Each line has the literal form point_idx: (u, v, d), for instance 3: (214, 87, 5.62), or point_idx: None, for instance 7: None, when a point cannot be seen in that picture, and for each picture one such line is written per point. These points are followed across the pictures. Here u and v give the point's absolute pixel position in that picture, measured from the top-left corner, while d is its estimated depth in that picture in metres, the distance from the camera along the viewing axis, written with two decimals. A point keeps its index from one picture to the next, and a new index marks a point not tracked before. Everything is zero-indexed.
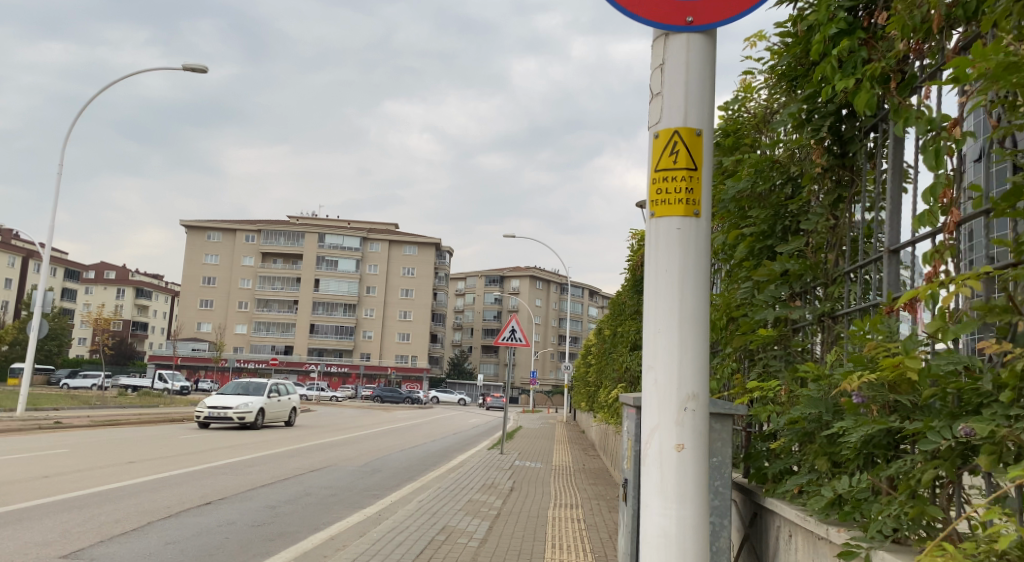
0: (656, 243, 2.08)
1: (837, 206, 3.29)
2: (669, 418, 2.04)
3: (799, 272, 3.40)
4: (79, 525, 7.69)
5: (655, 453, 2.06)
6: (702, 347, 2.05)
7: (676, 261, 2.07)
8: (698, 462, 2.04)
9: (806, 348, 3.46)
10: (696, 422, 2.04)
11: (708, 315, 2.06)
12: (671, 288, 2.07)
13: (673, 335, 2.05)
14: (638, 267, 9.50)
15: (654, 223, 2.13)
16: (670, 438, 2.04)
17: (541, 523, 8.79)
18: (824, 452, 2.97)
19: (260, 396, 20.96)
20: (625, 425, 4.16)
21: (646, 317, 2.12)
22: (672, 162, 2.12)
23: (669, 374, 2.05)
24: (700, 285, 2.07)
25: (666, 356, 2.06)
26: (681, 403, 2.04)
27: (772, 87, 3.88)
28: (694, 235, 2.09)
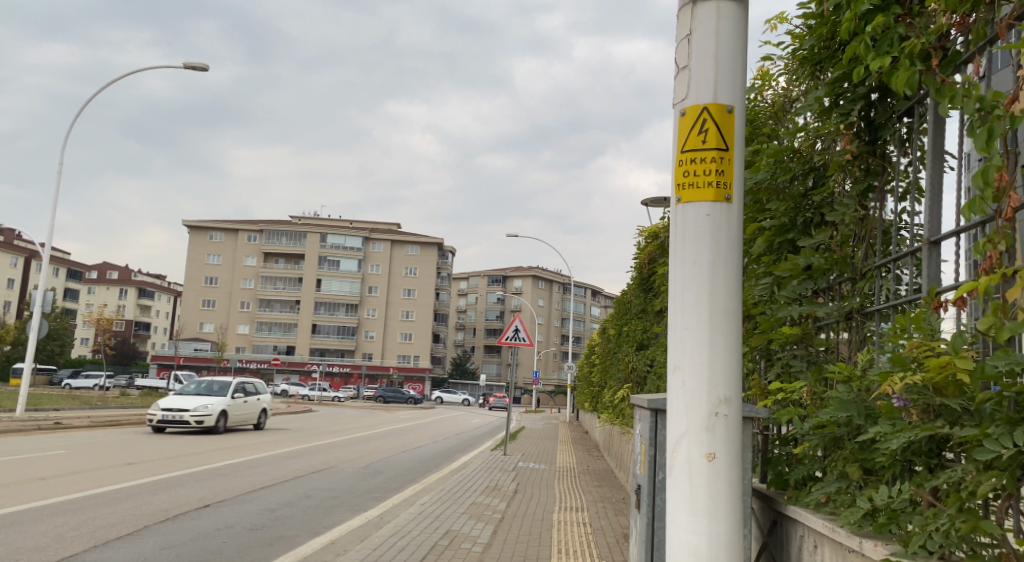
0: (684, 231, 1.98)
1: (866, 196, 3.10)
2: (700, 425, 1.93)
3: (824, 267, 3.20)
4: (74, 529, 7.52)
5: (684, 463, 1.95)
6: (734, 347, 1.95)
7: (707, 253, 1.95)
8: (730, 472, 1.93)
9: (832, 348, 3.27)
10: (729, 428, 1.93)
11: (739, 311, 1.96)
12: (699, 283, 1.95)
13: (702, 331, 1.94)
14: (645, 266, 9.32)
15: (681, 210, 2.03)
16: (700, 447, 1.93)
17: (546, 527, 8.59)
18: (855, 458, 2.77)
19: (224, 397, 19.04)
20: (637, 428, 3.96)
21: (672, 315, 2.01)
22: (702, 142, 2.02)
23: (699, 376, 1.94)
24: (732, 278, 1.95)
25: (695, 358, 1.95)
26: (712, 409, 1.93)
27: (792, 72, 3.65)
28: (724, 222, 1.98)
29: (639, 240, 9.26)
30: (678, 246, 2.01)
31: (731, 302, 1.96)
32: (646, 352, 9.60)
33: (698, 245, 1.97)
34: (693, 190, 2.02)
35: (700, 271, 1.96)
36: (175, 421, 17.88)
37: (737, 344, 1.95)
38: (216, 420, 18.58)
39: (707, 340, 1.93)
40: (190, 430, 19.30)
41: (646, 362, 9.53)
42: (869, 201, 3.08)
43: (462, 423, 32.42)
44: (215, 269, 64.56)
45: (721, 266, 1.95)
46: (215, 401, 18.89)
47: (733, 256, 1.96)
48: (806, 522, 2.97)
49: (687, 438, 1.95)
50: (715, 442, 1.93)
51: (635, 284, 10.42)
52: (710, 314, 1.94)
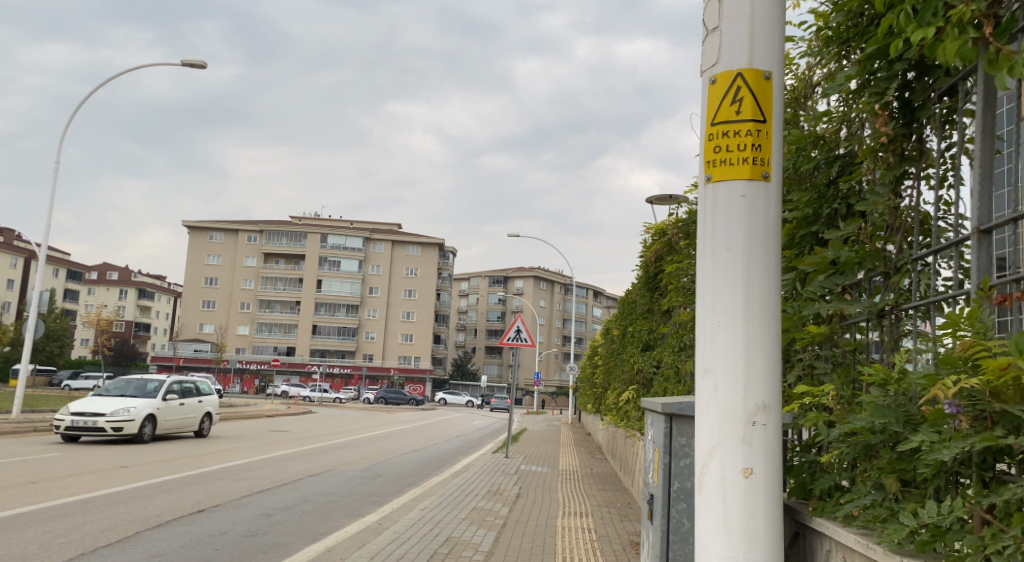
0: (718, 212, 2.00)
1: (900, 183, 2.84)
2: (735, 437, 1.92)
3: (855, 260, 2.97)
4: (62, 536, 7.30)
5: (717, 477, 1.94)
6: (773, 352, 1.94)
7: (741, 242, 1.96)
8: (766, 485, 1.93)
9: (864, 348, 3.03)
10: (766, 438, 1.93)
11: (777, 306, 1.96)
12: (735, 279, 1.96)
13: (738, 332, 1.93)
14: (651, 263, 9.11)
15: (713, 191, 2.03)
16: (736, 462, 1.92)
17: (550, 534, 8.36)
18: (892, 468, 2.53)
19: (151, 400, 15.91)
20: (648, 431, 3.77)
21: (704, 314, 2.01)
22: (736, 112, 2.03)
23: (732, 381, 1.93)
24: (770, 275, 1.96)
25: (729, 364, 1.94)
26: (748, 419, 1.92)
27: (817, 53, 3.42)
28: (762, 200, 2.00)
29: (644, 238, 9.05)
30: (711, 239, 2.01)
31: (769, 300, 1.96)
32: (652, 354, 9.40)
33: (731, 234, 1.98)
34: (723, 168, 2.03)
35: (736, 265, 1.96)
36: (88, 429, 14.89)
37: (775, 347, 1.95)
38: (139, 427, 15.52)
39: (743, 343, 1.93)
40: (110, 439, 16.20)
41: (652, 363, 9.34)
42: (903, 188, 2.83)
43: (463, 424, 32.17)
44: (215, 269, 64.30)
45: (757, 261, 1.95)
46: (140, 403, 15.79)
47: (770, 249, 1.97)
48: (836, 537, 2.68)
49: (720, 449, 1.93)
50: (750, 454, 1.92)
51: (640, 284, 10.22)
52: (745, 310, 1.94)
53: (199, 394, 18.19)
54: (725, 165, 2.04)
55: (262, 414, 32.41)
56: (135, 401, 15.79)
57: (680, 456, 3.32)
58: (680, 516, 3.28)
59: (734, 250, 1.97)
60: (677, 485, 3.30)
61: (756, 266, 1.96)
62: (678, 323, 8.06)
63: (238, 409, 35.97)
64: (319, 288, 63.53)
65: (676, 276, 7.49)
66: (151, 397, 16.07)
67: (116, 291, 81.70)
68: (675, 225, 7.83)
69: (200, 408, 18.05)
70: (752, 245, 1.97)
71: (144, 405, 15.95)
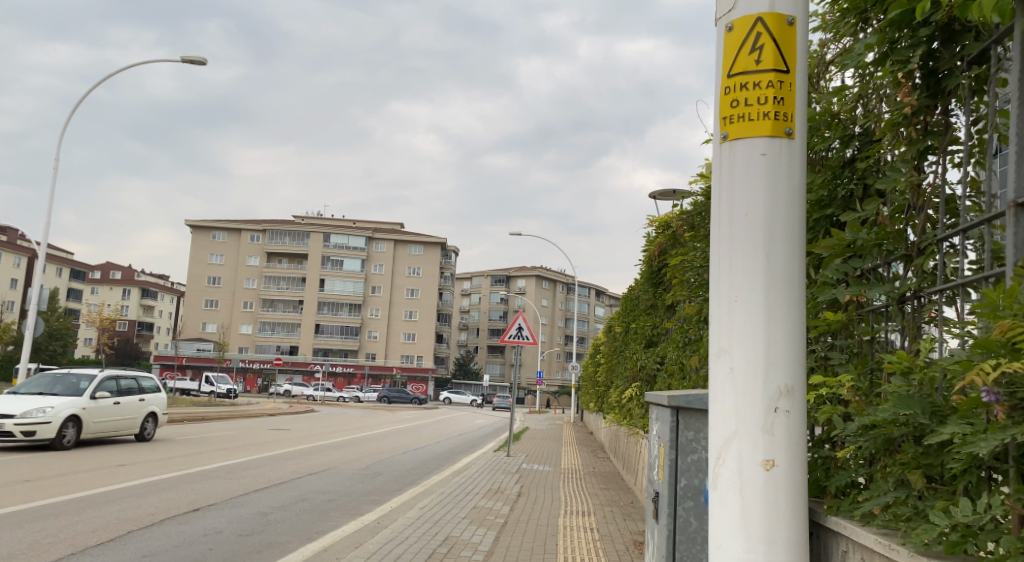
0: (734, 172, 1.91)
1: (923, 158, 2.66)
2: (755, 424, 1.81)
3: (873, 242, 2.78)
4: (52, 536, 7.12)
5: (736, 471, 1.82)
6: (796, 332, 1.85)
7: (761, 208, 1.88)
8: (790, 479, 1.81)
9: (883, 337, 2.85)
10: (790, 426, 1.82)
11: (798, 277, 1.87)
12: (755, 246, 1.87)
13: (759, 306, 1.84)
14: (654, 257, 8.92)
15: (730, 148, 1.95)
16: (755, 453, 1.81)
17: (552, 533, 8.17)
18: (917, 464, 2.35)
19: (73, 399, 13.35)
20: (653, 426, 3.61)
21: (718, 288, 1.91)
22: (755, 62, 1.94)
23: (751, 363, 1.83)
24: (794, 248, 1.87)
25: (748, 344, 1.84)
26: (769, 405, 1.82)
27: (831, 26, 3.24)
28: (785, 158, 1.91)
29: (648, 232, 8.86)
30: (727, 206, 1.93)
31: (792, 273, 1.87)
32: (655, 350, 9.22)
33: (750, 199, 1.89)
34: (742, 124, 1.95)
35: (755, 234, 1.87)
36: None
37: (798, 327, 1.86)
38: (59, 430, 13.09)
39: (765, 321, 1.83)
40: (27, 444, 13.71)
41: (656, 360, 9.15)
42: (926, 163, 2.65)
43: (465, 423, 31.98)
44: (217, 268, 64.15)
45: (779, 231, 1.87)
46: (60, 403, 13.28)
47: (794, 217, 1.88)
48: (853, 537, 2.49)
49: (738, 438, 1.82)
50: (772, 444, 1.81)
51: (644, 280, 10.03)
52: (766, 284, 1.85)
53: (140, 391, 15.57)
54: (743, 120, 1.96)
55: (264, 414, 32.25)
56: (54, 400, 13.28)
57: (687, 451, 3.13)
58: (688, 514, 3.10)
59: (753, 216, 1.88)
60: (684, 482, 3.12)
61: (777, 236, 1.87)
62: (682, 319, 7.86)
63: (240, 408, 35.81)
64: (321, 287, 63.38)
65: (680, 270, 7.32)
66: (75, 397, 13.52)
67: (118, 291, 81.70)
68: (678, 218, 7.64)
69: (141, 408, 15.38)
70: (773, 213, 1.88)
71: (65, 404, 13.42)
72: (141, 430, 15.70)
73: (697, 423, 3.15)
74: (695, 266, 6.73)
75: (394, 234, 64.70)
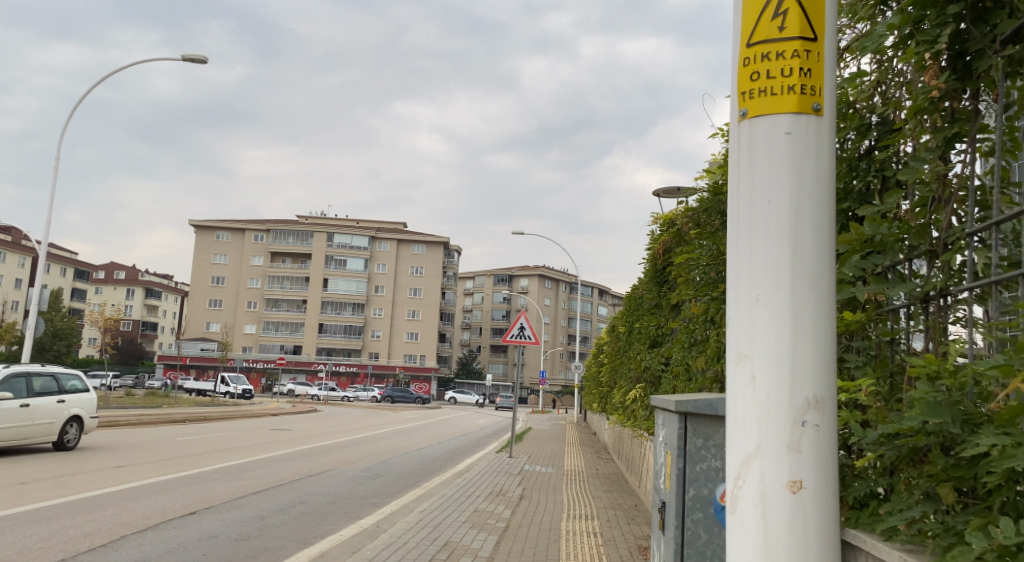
0: (755, 155, 1.82)
1: (950, 147, 2.47)
2: (780, 441, 1.71)
3: (896, 236, 2.59)
4: (42, 541, 6.96)
5: (758, 491, 1.73)
6: (825, 337, 1.75)
7: (785, 196, 1.78)
8: (818, 500, 1.71)
9: (904, 339, 2.67)
10: (818, 441, 1.72)
11: (826, 274, 1.76)
12: (778, 238, 1.77)
13: (783, 307, 1.74)
14: (658, 255, 8.74)
15: (750, 127, 1.86)
16: (781, 474, 1.71)
17: (554, 538, 8.00)
18: (946, 477, 2.17)
19: None
20: (659, 432, 3.46)
21: (737, 285, 1.82)
22: (779, 27, 1.85)
23: (773, 372, 1.73)
24: (820, 244, 1.77)
25: (770, 352, 1.74)
26: (797, 418, 1.72)
27: (848, 10, 3.07)
28: (809, 135, 1.82)
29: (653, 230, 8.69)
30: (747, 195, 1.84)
31: (818, 270, 1.77)
32: (661, 351, 9.05)
33: (773, 185, 1.80)
34: (763, 99, 1.86)
35: (778, 228, 1.77)
36: None
37: (827, 331, 1.76)
38: None
39: (789, 325, 1.73)
40: None
41: (661, 360, 8.98)
42: (953, 152, 2.46)
43: (469, 423, 31.78)
44: (220, 268, 64.07)
45: (806, 224, 1.77)
46: None
47: (821, 208, 1.78)
48: (873, 552, 2.32)
49: (761, 455, 1.73)
50: (800, 462, 1.71)
51: (648, 279, 9.87)
52: (792, 280, 1.75)
53: (61, 392, 13.34)
54: (765, 95, 1.86)
55: (267, 414, 32.11)
56: None
57: (693, 459, 2.97)
58: (696, 527, 2.92)
59: (777, 205, 1.79)
60: (692, 492, 2.95)
61: (804, 230, 1.78)
62: (689, 319, 7.65)
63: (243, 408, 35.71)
64: (325, 287, 63.28)
65: (686, 268, 7.17)
66: None
67: (123, 291, 81.73)
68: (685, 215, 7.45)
69: (60, 410, 12.91)
70: (799, 204, 1.79)
71: None
72: (59, 436, 13.24)
73: (705, 430, 2.98)
74: (701, 264, 6.52)
75: (397, 234, 64.59)
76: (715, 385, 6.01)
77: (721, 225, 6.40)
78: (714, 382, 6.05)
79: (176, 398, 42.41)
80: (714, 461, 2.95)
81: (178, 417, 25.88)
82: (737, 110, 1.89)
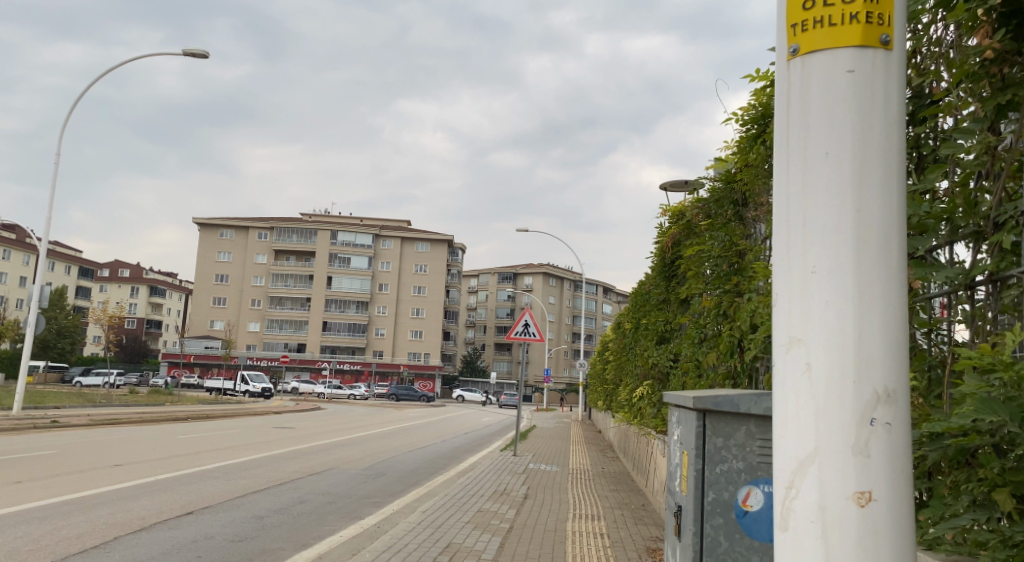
0: (806, 99, 1.64)
1: (1003, 115, 2.26)
2: (844, 443, 1.51)
3: (942, 217, 2.40)
4: (34, 542, 6.76)
5: (820, 501, 1.52)
6: (896, 317, 1.55)
7: (846, 147, 1.59)
8: (894, 513, 1.49)
9: (949, 328, 2.48)
10: (891, 442, 1.51)
11: (897, 240, 1.56)
12: (838, 199, 1.58)
13: (845, 278, 1.55)
14: (667, 249, 8.51)
15: (802, 65, 1.68)
16: (845, 484, 1.51)
17: (559, 539, 7.78)
18: (1002, 481, 1.96)
19: None
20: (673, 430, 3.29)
21: (788, 257, 1.63)
22: None
23: (834, 357, 1.54)
24: (889, 207, 1.57)
25: (829, 334, 1.54)
26: (864, 415, 1.51)
27: None
28: (872, 71, 1.62)
29: (660, 223, 8.47)
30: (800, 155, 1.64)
31: (888, 237, 1.57)
32: (669, 348, 8.84)
33: (834, 135, 1.60)
34: (819, 32, 1.67)
35: (839, 187, 1.58)
36: None
37: (897, 310, 1.56)
38: None
39: (852, 303, 1.54)
40: None
41: (669, 357, 8.79)
42: (1005, 123, 2.26)
43: (472, 421, 31.55)
44: (224, 266, 63.90)
45: (871, 185, 1.58)
46: None
47: (888, 166, 1.59)
48: None
49: (819, 458, 1.53)
50: (869, 468, 1.50)
51: (655, 273, 9.66)
52: (856, 247, 1.55)
53: None
54: (821, 27, 1.67)
55: (270, 412, 31.88)
56: None
57: (713, 460, 2.75)
58: (716, 532, 2.71)
59: (835, 159, 1.59)
60: (711, 496, 2.73)
61: (868, 192, 1.58)
62: (699, 313, 7.41)
63: (246, 406, 35.46)
64: (328, 285, 63.12)
65: (696, 261, 6.95)
66: None
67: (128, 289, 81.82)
68: (695, 207, 7.20)
69: None
70: (862, 162, 1.59)
71: None
72: None
73: (725, 428, 2.76)
74: (711, 256, 6.28)
75: (401, 231, 64.48)
76: (727, 381, 5.78)
77: (732, 216, 6.14)
78: (727, 378, 5.81)
79: (180, 396, 42.32)
80: (736, 463, 2.72)
81: (181, 415, 25.75)
82: (789, 47, 1.70)
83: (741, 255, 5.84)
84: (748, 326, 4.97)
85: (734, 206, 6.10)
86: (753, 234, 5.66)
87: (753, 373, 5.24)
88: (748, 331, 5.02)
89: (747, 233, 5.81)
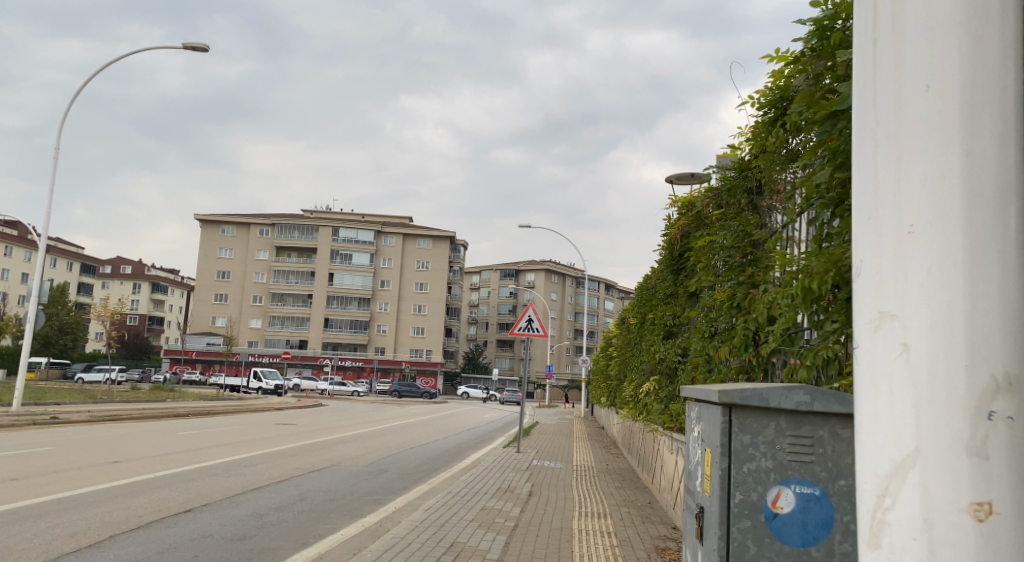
0: (910, 138, 1.93)
1: None
2: (961, 447, 1.78)
3: None
4: (27, 541, 6.57)
5: (941, 496, 1.79)
6: (1006, 326, 1.79)
7: (952, 181, 1.87)
8: (1012, 501, 1.74)
9: None
10: (1006, 439, 1.76)
11: (1009, 260, 1.80)
12: (948, 225, 1.85)
13: (954, 296, 1.82)
14: (674, 241, 8.31)
15: (905, 106, 1.95)
16: (964, 489, 1.77)
17: (567, 538, 7.60)
18: None
19: None
20: (692, 426, 3.13)
21: (903, 280, 1.90)
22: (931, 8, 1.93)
23: (949, 367, 1.81)
24: (995, 229, 1.82)
25: (941, 346, 1.82)
26: (979, 418, 1.78)
27: None
28: (974, 107, 1.88)
29: (669, 214, 8.28)
30: (897, 198, 1.94)
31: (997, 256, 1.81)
32: (677, 342, 8.67)
33: (941, 169, 1.88)
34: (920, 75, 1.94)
35: (946, 217, 1.86)
36: None
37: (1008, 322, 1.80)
38: None
39: (961, 318, 1.81)
40: None
41: (677, 352, 8.60)
42: None
43: (475, 417, 31.33)
44: (225, 262, 63.68)
45: (977, 212, 1.84)
46: None
47: (995, 193, 1.84)
48: None
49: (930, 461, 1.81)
50: (986, 469, 1.76)
51: (662, 265, 9.48)
52: (966, 266, 1.82)
53: None
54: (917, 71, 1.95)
55: (270, 409, 31.64)
56: None
57: (738, 459, 2.56)
58: (744, 537, 2.52)
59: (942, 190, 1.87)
60: (737, 499, 2.55)
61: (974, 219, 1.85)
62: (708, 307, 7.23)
63: (247, 402, 35.20)
64: (330, 281, 62.94)
65: (707, 254, 6.78)
66: None
67: (129, 286, 81.59)
68: (705, 197, 6.97)
69: None
70: (968, 195, 1.86)
71: None
72: None
73: (751, 427, 2.56)
74: (723, 245, 6.08)
75: (403, 228, 64.31)
76: (740, 376, 5.58)
77: (746, 205, 5.92)
78: (740, 373, 5.61)
79: (181, 392, 42.13)
80: (765, 462, 2.54)
81: (181, 412, 25.55)
82: (890, 92, 1.99)
83: (755, 245, 5.65)
84: (764, 318, 4.79)
85: (748, 193, 5.89)
86: (767, 222, 5.50)
87: (768, 366, 5.07)
88: (762, 323, 4.86)
89: (762, 222, 5.62)
